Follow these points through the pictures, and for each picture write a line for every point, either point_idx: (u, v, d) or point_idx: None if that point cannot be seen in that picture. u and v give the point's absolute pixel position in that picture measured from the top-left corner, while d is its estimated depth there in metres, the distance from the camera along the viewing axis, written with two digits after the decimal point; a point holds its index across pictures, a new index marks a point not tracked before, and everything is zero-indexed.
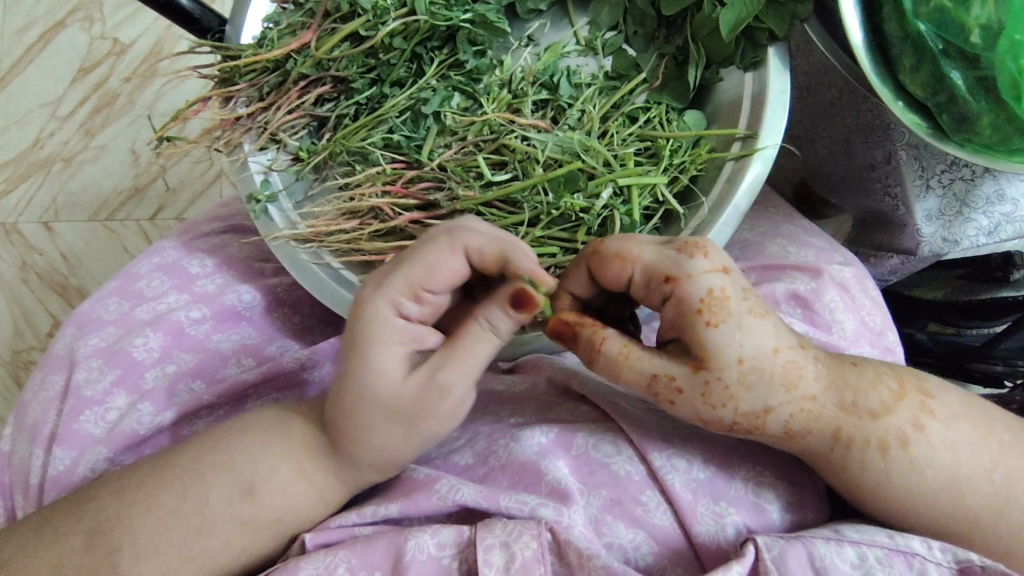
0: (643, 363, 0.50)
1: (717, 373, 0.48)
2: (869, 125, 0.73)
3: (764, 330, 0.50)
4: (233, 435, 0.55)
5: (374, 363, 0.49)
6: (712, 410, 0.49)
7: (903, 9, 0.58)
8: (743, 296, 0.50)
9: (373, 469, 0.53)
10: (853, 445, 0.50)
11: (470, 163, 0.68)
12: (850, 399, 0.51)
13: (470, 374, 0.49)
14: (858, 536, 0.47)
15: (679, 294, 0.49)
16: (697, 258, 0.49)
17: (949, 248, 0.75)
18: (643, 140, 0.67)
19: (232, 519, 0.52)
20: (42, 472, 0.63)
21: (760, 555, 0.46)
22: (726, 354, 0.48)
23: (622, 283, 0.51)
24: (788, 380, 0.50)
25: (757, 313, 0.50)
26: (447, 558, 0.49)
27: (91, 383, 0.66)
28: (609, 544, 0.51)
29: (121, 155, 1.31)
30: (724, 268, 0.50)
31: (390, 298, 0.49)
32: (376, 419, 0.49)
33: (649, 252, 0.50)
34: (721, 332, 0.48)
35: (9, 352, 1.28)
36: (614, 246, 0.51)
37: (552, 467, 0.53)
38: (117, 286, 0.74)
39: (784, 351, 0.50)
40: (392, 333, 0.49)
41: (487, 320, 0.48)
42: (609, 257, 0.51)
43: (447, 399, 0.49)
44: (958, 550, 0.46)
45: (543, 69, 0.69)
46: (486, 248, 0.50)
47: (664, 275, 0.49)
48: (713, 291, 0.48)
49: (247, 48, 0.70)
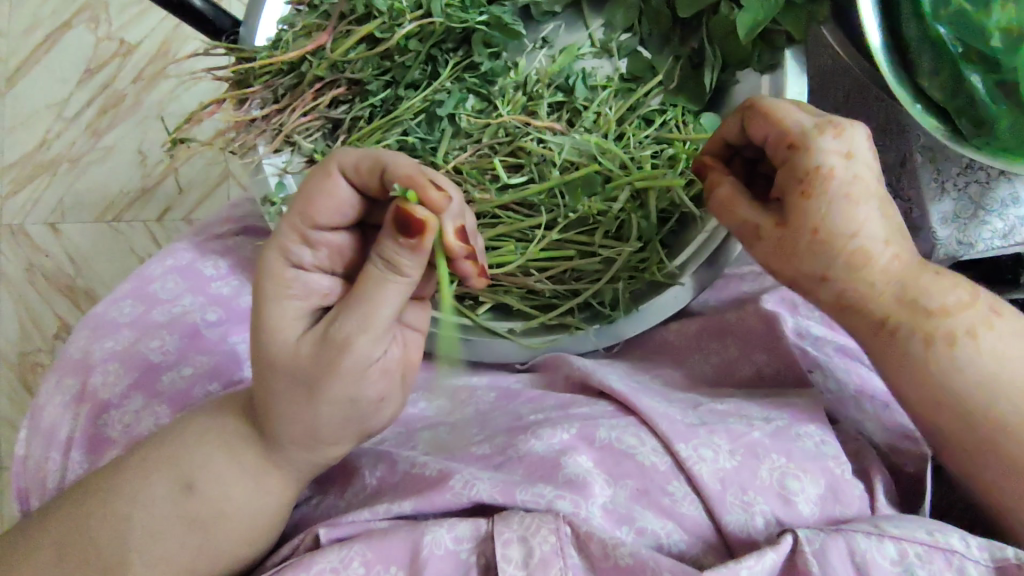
0: (734, 212, 0.58)
1: (791, 232, 0.55)
2: (884, 126, 0.75)
3: (857, 212, 0.53)
4: (176, 436, 0.55)
5: (274, 320, 0.50)
6: (781, 261, 0.57)
7: (922, 11, 0.58)
8: (851, 180, 0.53)
9: (299, 446, 0.52)
10: (897, 332, 0.54)
11: (486, 166, 0.68)
12: (912, 294, 0.54)
13: (367, 321, 0.47)
14: (898, 532, 0.47)
15: (795, 159, 0.54)
16: (828, 136, 0.53)
17: (964, 252, 0.72)
18: (659, 142, 0.68)
19: (178, 515, 0.52)
20: (61, 478, 0.63)
21: (798, 547, 0.47)
22: (808, 217, 0.54)
23: (762, 136, 0.56)
24: (854, 259, 0.54)
25: (856, 200, 0.53)
26: (466, 551, 0.50)
27: (108, 386, 0.66)
28: (642, 530, 0.51)
29: (128, 156, 1.30)
30: (850, 152, 0.53)
31: (281, 247, 0.51)
32: (282, 388, 0.49)
33: (798, 118, 0.54)
34: (812, 202, 0.53)
35: (16, 353, 1.28)
36: (767, 105, 0.55)
37: (573, 461, 0.53)
38: (130, 288, 0.73)
39: (866, 237, 0.53)
40: (296, 285, 0.51)
41: (382, 255, 0.46)
42: (754, 118, 0.56)
43: (345, 353, 0.48)
44: (994, 547, 0.47)
45: (558, 71, 0.69)
46: (358, 163, 0.50)
47: (791, 138, 0.54)
48: (821, 167, 0.53)
49: (263, 49, 0.70)
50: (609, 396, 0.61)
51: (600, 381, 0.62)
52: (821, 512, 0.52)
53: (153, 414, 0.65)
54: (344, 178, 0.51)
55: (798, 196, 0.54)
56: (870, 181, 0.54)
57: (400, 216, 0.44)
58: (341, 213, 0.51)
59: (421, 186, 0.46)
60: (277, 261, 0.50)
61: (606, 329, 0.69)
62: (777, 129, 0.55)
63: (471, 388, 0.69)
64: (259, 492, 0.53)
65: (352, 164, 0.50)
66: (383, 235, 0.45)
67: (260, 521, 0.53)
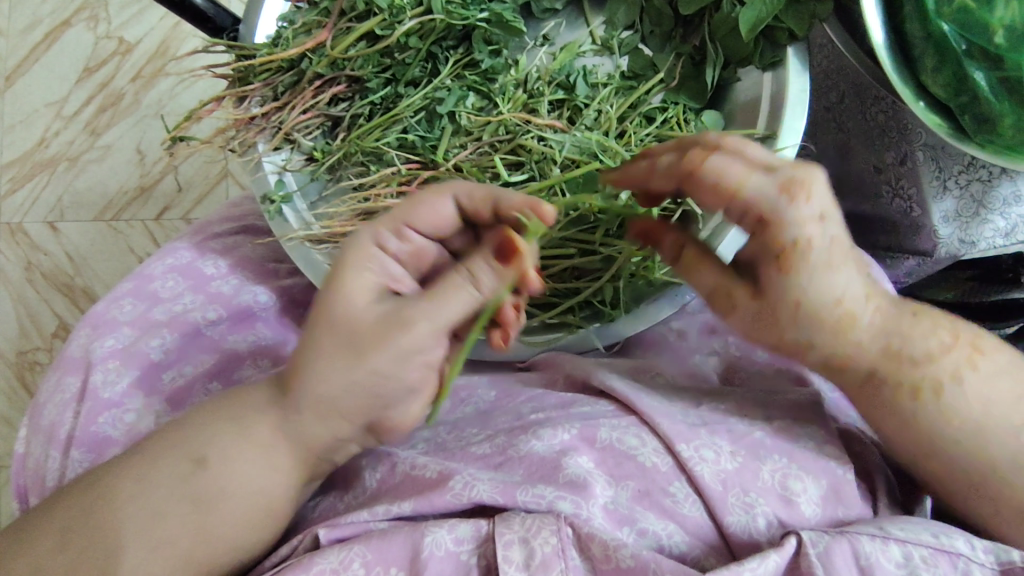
0: (699, 278, 0.56)
1: (770, 305, 0.52)
2: (881, 127, 0.74)
3: (837, 281, 0.50)
4: (186, 419, 0.56)
5: (346, 285, 0.50)
6: (757, 330, 0.54)
7: (926, 9, 0.57)
8: (830, 246, 0.50)
9: (315, 419, 0.52)
10: (884, 385, 0.52)
11: (487, 164, 0.67)
12: (895, 346, 0.52)
13: (438, 320, 0.48)
14: (901, 535, 0.47)
15: (766, 234, 0.50)
16: (802, 202, 0.49)
17: (966, 250, 0.74)
18: (660, 140, 0.67)
19: (187, 495, 0.52)
20: (60, 475, 0.62)
21: (802, 550, 0.46)
22: (785, 293, 0.51)
23: (720, 204, 0.52)
24: (838, 327, 0.51)
25: (836, 267, 0.50)
26: (466, 553, 0.49)
27: (108, 384, 0.65)
28: (643, 531, 0.50)
29: (128, 155, 1.30)
30: (821, 214, 0.49)
31: (375, 231, 0.52)
32: (330, 348, 0.49)
33: (755, 184, 0.49)
34: (791, 278, 0.50)
35: (15, 352, 1.27)
36: (716, 171, 0.50)
37: (573, 462, 0.53)
38: (130, 288, 0.73)
39: (850, 303, 0.51)
40: (375, 265, 0.51)
41: (470, 272, 0.48)
42: (706, 186, 0.51)
43: (404, 333, 0.48)
44: (1000, 551, 0.47)
45: (559, 69, 0.69)
46: (474, 192, 0.53)
47: (760, 213, 0.50)
48: (800, 241, 0.49)
49: (262, 47, 0.69)
50: (610, 395, 0.60)
51: (600, 380, 0.62)
52: (822, 512, 0.52)
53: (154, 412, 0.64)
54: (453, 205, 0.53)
55: (773, 270, 0.51)
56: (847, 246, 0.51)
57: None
58: (437, 226, 0.54)
59: (536, 203, 0.50)
60: (366, 236, 0.51)
61: (607, 329, 0.67)
62: (735, 200, 0.50)
63: (472, 388, 0.68)
64: (272, 473, 0.53)
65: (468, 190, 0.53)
66: (479, 257, 0.48)
67: (259, 504, 0.53)
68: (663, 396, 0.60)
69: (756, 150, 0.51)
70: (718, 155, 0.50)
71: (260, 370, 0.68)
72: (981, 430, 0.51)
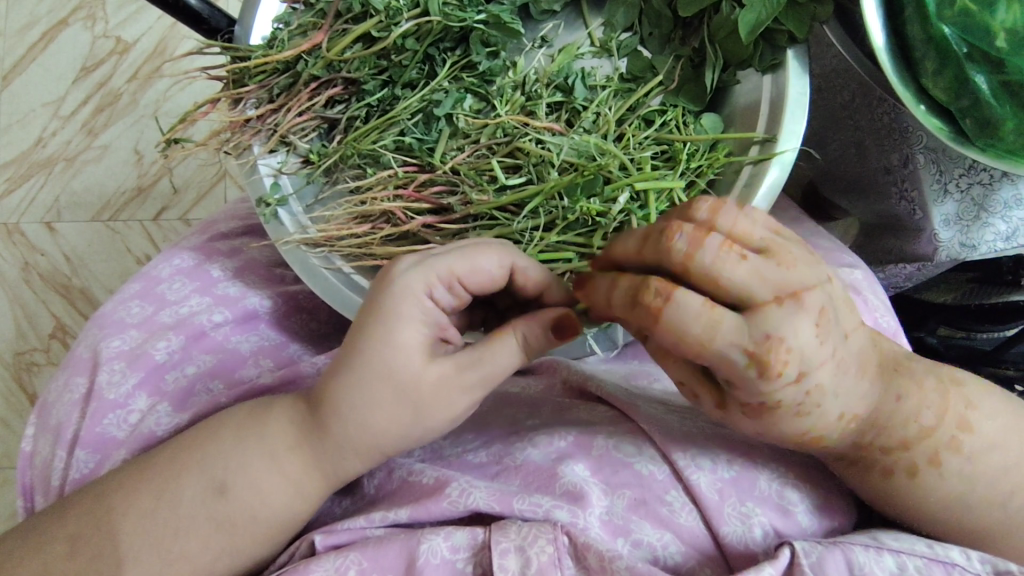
0: (666, 369, 0.46)
1: (731, 422, 0.45)
2: (886, 128, 0.73)
3: (807, 417, 0.45)
4: (212, 433, 0.55)
5: (396, 337, 0.49)
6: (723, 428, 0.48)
7: (926, 12, 0.57)
8: (803, 399, 0.43)
9: (358, 456, 0.52)
10: (879, 454, 0.50)
11: (484, 167, 0.66)
12: (890, 411, 0.49)
13: (494, 378, 0.50)
14: (896, 545, 0.47)
15: (733, 387, 0.42)
16: (776, 373, 0.41)
17: (967, 253, 0.73)
18: (659, 144, 0.66)
19: (207, 517, 0.52)
20: (65, 475, 0.63)
21: (796, 561, 0.46)
22: (744, 425, 0.45)
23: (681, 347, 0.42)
24: (809, 439, 0.47)
25: (806, 410, 0.44)
26: (462, 561, 0.49)
27: (113, 385, 0.66)
28: (638, 542, 0.50)
29: (125, 155, 1.29)
30: (795, 374, 0.41)
31: (427, 278, 0.51)
32: (385, 400, 0.49)
33: (725, 346, 0.40)
34: (752, 420, 0.44)
35: (11, 352, 1.27)
36: (683, 332, 0.40)
37: (570, 471, 0.53)
38: (139, 289, 0.74)
39: (823, 429, 0.46)
40: (421, 316, 0.50)
41: (522, 334, 0.49)
42: (668, 337, 0.41)
43: (462, 395, 0.50)
44: (997, 561, 0.46)
45: (557, 71, 0.67)
46: (530, 271, 0.53)
47: (728, 372, 0.41)
48: (771, 399, 0.42)
49: (258, 49, 0.69)
50: (608, 402, 0.59)
51: (598, 388, 0.60)
52: (819, 522, 0.52)
53: (156, 412, 0.64)
54: (502, 268, 0.52)
55: (737, 412, 0.44)
56: (828, 383, 0.44)
57: (564, 319, 0.49)
58: (485, 284, 0.53)
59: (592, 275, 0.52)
60: (419, 287, 0.50)
61: (604, 334, 0.63)
62: (699, 355, 0.41)
63: None
64: (299, 502, 0.53)
65: (525, 270, 0.53)
66: (534, 320, 0.49)
67: (278, 527, 0.53)
68: (662, 405, 0.59)
69: (731, 284, 0.40)
70: (687, 301, 0.40)
71: (262, 373, 0.67)
72: (982, 484, 0.49)
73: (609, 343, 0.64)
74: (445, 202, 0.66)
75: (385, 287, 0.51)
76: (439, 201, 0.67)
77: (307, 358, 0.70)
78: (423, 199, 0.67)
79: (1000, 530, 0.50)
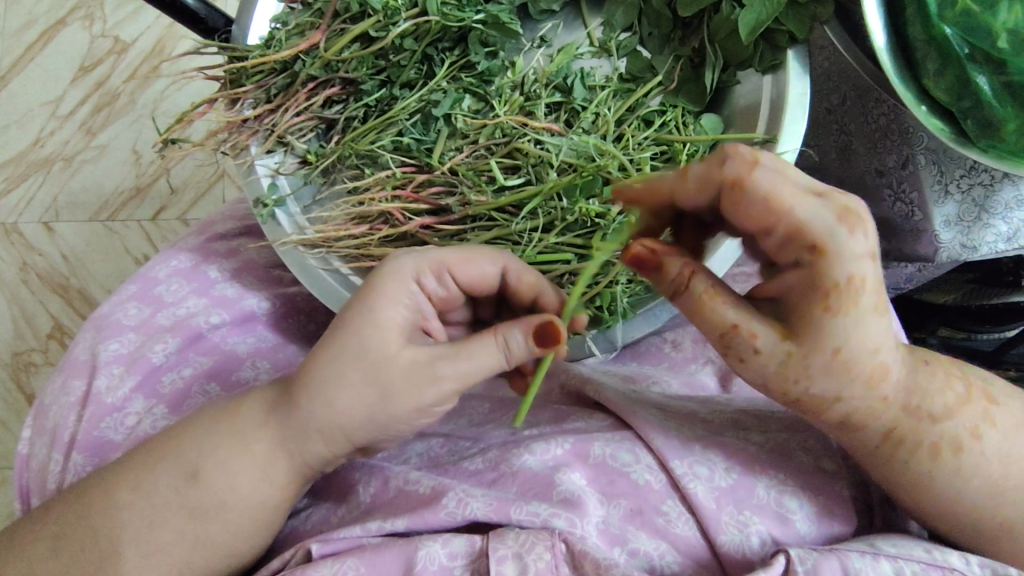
0: (716, 316, 0.45)
1: (803, 350, 0.44)
2: (882, 130, 0.73)
3: (878, 329, 0.45)
4: (191, 428, 0.54)
5: (377, 314, 0.50)
6: (782, 382, 0.46)
7: (928, 12, 0.56)
8: (879, 289, 0.44)
9: (320, 436, 0.51)
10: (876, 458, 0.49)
11: (482, 168, 0.65)
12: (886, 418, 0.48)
13: (466, 376, 0.49)
14: (892, 551, 0.47)
15: (818, 268, 0.42)
16: (860, 235, 0.42)
17: (967, 254, 0.73)
18: (659, 144, 0.65)
19: (180, 506, 0.52)
20: (61, 478, 0.63)
21: (791, 568, 0.45)
22: (826, 338, 0.44)
23: (757, 223, 0.44)
24: (871, 379, 0.46)
25: (880, 311, 0.44)
26: (459, 568, 0.49)
27: (111, 389, 0.65)
28: (634, 552, 0.50)
29: (123, 155, 1.29)
30: (874, 253, 0.43)
31: (420, 264, 0.52)
32: (355, 378, 0.49)
33: (809, 209, 0.42)
34: (837, 321, 0.43)
35: (10, 352, 1.26)
36: (766, 187, 0.42)
37: (567, 479, 0.52)
38: (135, 290, 0.73)
39: (885, 354, 0.46)
40: (408, 301, 0.51)
41: (504, 337, 0.48)
42: (754, 199, 0.42)
43: (432, 388, 0.49)
44: (996, 564, 0.46)
45: (556, 70, 0.67)
46: (523, 277, 0.55)
47: (812, 241, 0.42)
48: (855, 278, 0.42)
49: (255, 48, 0.69)
50: (606, 408, 0.59)
51: (597, 394, 0.60)
52: (815, 530, 0.52)
53: (151, 416, 0.64)
54: (496, 268, 0.55)
55: (818, 311, 0.43)
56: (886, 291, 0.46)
57: (548, 327, 0.48)
58: (474, 280, 0.55)
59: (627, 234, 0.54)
60: (411, 265, 0.52)
61: (602, 335, 0.63)
62: (782, 222, 0.42)
63: (465, 396, 0.67)
64: (271, 488, 0.53)
65: (518, 275, 0.55)
66: (518, 325, 0.49)
67: (255, 515, 0.53)
68: (659, 409, 0.58)
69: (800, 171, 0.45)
70: (767, 168, 0.43)
71: (259, 376, 0.67)
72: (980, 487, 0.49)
73: (606, 345, 0.64)
74: (444, 202, 0.66)
75: (379, 269, 0.52)
76: (438, 201, 0.66)
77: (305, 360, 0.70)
78: (422, 199, 0.67)
79: (1002, 535, 0.50)
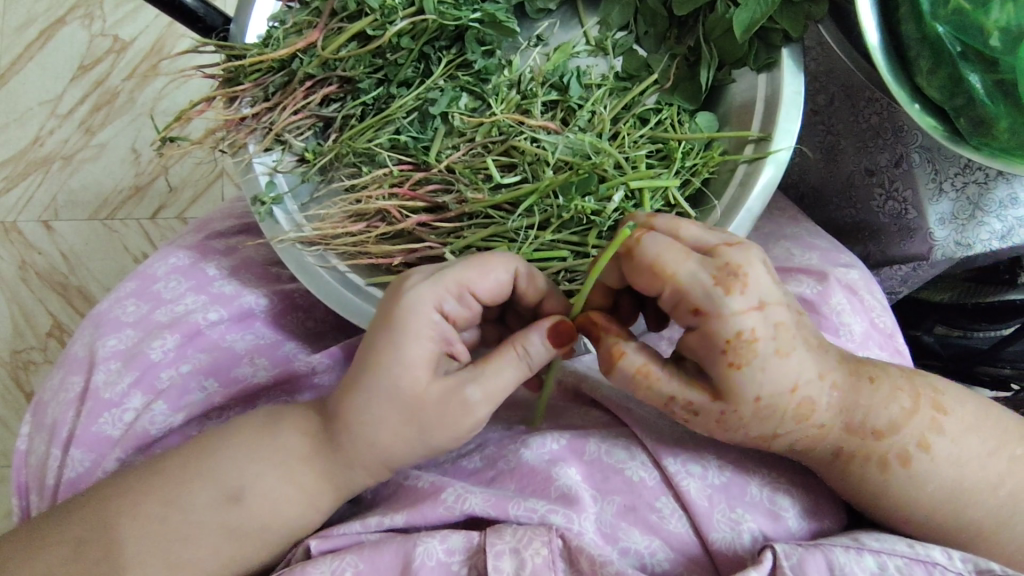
0: (656, 390, 0.49)
1: (733, 406, 0.48)
2: (874, 129, 0.73)
3: (788, 366, 0.48)
4: (229, 440, 0.55)
5: (402, 356, 0.50)
6: (724, 433, 0.50)
7: (921, 11, 0.57)
8: (774, 331, 0.47)
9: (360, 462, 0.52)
10: (870, 450, 0.50)
11: (479, 166, 0.66)
12: (860, 418, 0.50)
13: (499, 394, 0.49)
14: (877, 546, 0.47)
15: (707, 328, 0.47)
16: (734, 295, 0.46)
17: (963, 253, 0.73)
18: (654, 142, 0.66)
19: (217, 526, 0.53)
20: (59, 473, 0.64)
21: (778, 565, 0.45)
22: (745, 392, 0.47)
23: (650, 288, 0.48)
24: (800, 414, 0.49)
25: (784, 351, 0.47)
26: (456, 563, 0.49)
27: (109, 385, 0.66)
28: (625, 550, 0.50)
29: (122, 153, 1.30)
30: (759, 304, 0.46)
31: (436, 294, 0.50)
32: (392, 417, 0.50)
33: (687, 273, 0.46)
34: (745, 373, 0.47)
35: (9, 351, 1.26)
36: (652, 254, 0.47)
37: (564, 474, 0.53)
38: (134, 287, 0.74)
39: (804, 390, 0.48)
40: (428, 334, 0.50)
41: (525, 348, 0.49)
42: (642, 268, 0.47)
43: (469, 411, 0.49)
44: (978, 560, 0.46)
45: (553, 69, 0.67)
46: (536, 283, 0.53)
47: (695, 304, 0.47)
48: (744, 332, 0.46)
49: (252, 48, 0.69)
50: (601, 406, 0.60)
51: (593, 391, 0.60)
52: (808, 527, 0.52)
53: (150, 411, 0.65)
54: (508, 275, 0.52)
55: (725, 366, 0.47)
56: (791, 324, 0.48)
57: (561, 325, 0.49)
58: (495, 292, 0.52)
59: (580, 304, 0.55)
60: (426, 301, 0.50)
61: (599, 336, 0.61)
62: (667, 286, 0.47)
63: None
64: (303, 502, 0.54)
65: (532, 278, 0.53)
66: (536, 331, 0.49)
67: (256, 516, 0.53)
68: None
69: (687, 235, 0.48)
70: (654, 236, 0.47)
71: (257, 373, 0.67)
72: (963, 482, 0.50)
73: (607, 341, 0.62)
74: (440, 200, 0.66)
75: (395, 303, 0.51)
76: (434, 199, 0.66)
77: (303, 355, 0.69)
78: (418, 198, 0.67)
79: (990, 531, 0.50)
